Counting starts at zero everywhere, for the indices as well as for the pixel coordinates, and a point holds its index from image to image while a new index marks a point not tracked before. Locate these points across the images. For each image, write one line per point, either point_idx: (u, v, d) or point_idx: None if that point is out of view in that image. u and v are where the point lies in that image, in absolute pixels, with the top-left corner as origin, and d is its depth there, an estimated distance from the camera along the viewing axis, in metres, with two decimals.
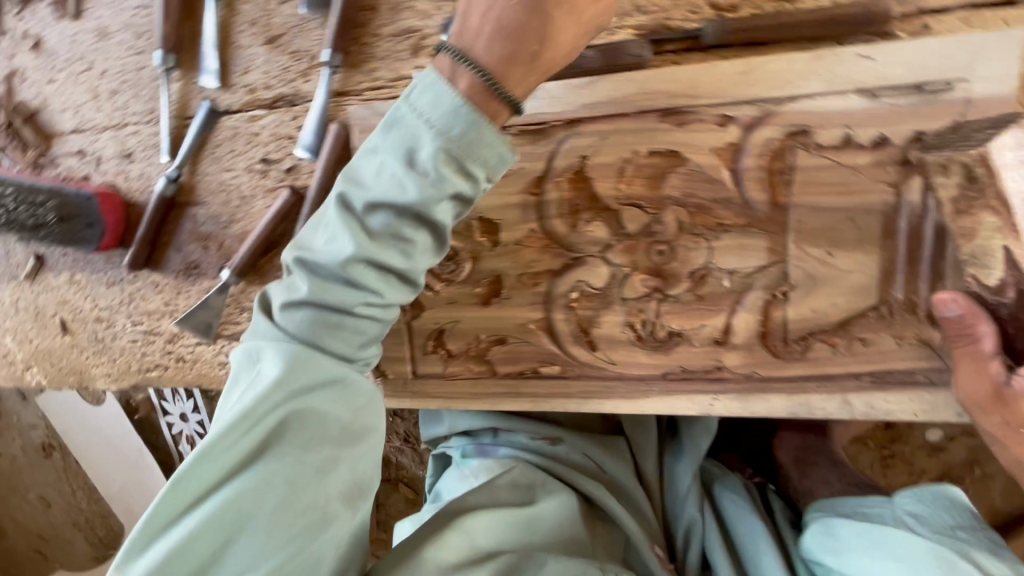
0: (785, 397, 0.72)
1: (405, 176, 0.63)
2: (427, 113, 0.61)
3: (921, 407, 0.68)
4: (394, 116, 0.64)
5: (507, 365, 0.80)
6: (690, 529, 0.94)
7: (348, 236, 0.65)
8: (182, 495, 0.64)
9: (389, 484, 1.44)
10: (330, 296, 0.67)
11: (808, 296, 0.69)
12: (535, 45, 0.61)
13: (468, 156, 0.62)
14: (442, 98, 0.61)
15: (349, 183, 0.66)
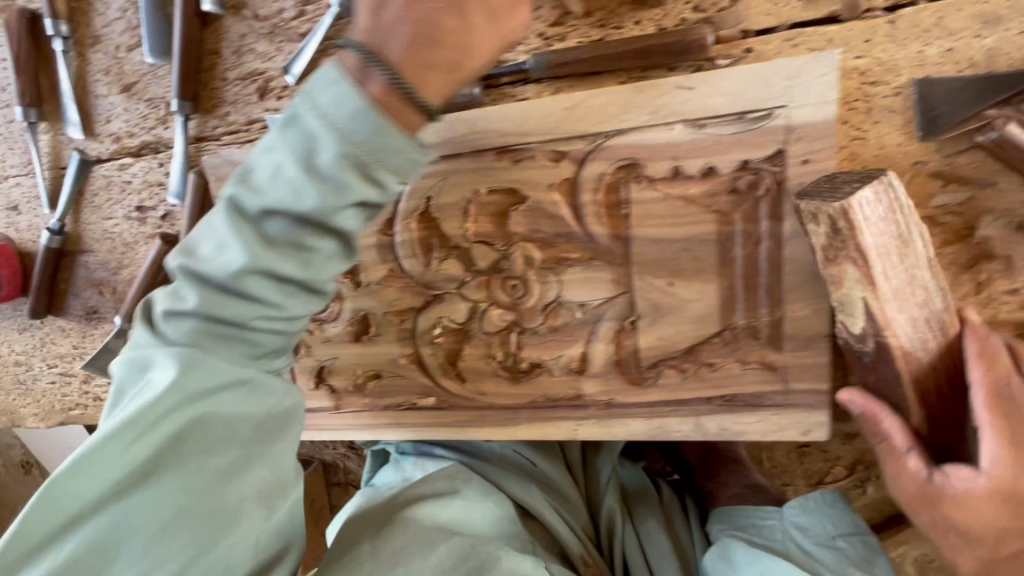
0: (644, 421, 0.73)
1: (301, 179, 0.50)
2: (326, 109, 0.49)
3: (770, 428, 0.69)
4: (290, 117, 0.51)
5: (386, 398, 0.83)
6: (617, 533, 0.88)
7: (237, 241, 0.52)
8: (54, 512, 0.50)
9: (340, 487, 1.49)
10: (223, 309, 0.54)
11: (655, 325, 0.69)
12: (452, 55, 0.48)
13: (377, 161, 0.50)
14: (335, 94, 0.48)
15: (242, 183, 0.53)
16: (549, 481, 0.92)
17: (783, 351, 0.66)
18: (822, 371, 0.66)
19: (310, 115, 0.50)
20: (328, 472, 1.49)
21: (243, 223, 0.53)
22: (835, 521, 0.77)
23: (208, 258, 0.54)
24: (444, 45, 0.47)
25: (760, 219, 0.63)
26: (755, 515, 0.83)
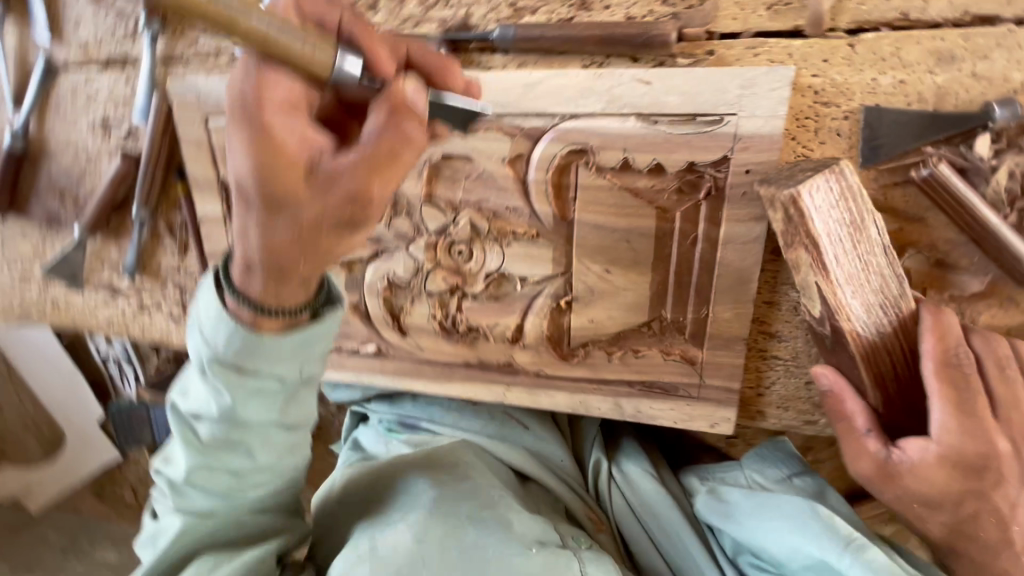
0: (567, 394, 0.77)
1: (209, 382, 0.55)
2: (209, 322, 0.52)
3: (680, 416, 0.74)
4: (189, 318, 0.54)
5: None
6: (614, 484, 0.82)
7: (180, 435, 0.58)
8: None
9: None
10: (192, 441, 0.58)
11: (588, 307, 0.72)
12: (295, 263, 0.49)
13: (256, 357, 0.53)
14: (213, 305, 0.51)
15: (179, 395, 0.59)
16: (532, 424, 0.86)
17: (702, 348, 0.70)
18: (732, 371, 0.70)
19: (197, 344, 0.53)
20: None
21: (177, 408, 0.59)
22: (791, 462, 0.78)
23: (167, 482, 0.60)
24: (300, 265, 0.49)
25: (697, 221, 0.66)
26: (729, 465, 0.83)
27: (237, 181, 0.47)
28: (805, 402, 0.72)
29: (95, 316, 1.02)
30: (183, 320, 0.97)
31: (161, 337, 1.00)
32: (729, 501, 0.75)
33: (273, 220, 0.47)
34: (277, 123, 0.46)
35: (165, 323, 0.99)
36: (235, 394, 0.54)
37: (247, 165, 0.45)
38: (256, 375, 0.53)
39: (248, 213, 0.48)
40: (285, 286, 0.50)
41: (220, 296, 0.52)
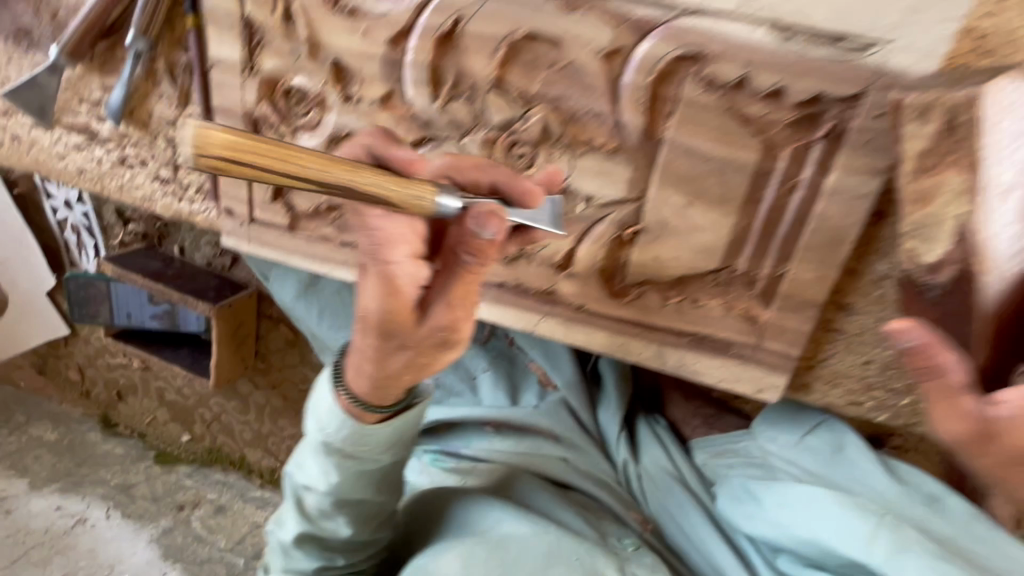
0: (607, 335, 0.71)
1: (319, 463, 0.70)
2: (328, 433, 0.68)
3: (724, 376, 0.69)
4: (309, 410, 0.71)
5: (347, 234, 0.76)
6: (640, 498, 0.94)
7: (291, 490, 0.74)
8: None
9: (270, 322, 1.45)
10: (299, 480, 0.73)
11: (655, 242, 0.65)
12: (405, 376, 0.62)
13: (360, 446, 0.68)
14: (328, 400, 0.67)
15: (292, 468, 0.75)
16: (567, 434, 0.96)
17: (769, 308, 0.65)
18: (795, 337, 0.65)
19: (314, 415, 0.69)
20: (262, 303, 1.43)
21: None
22: (796, 422, 0.81)
23: (280, 543, 0.76)
24: (404, 373, 0.62)
25: (805, 163, 0.58)
26: (732, 437, 0.90)
27: (365, 313, 0.59)
28: (856, 381, 0.68)
29: (62, 163, 0.87)
30: (172, 185, 0.84)
31: (141, 201, 0.87)
32: (743, 492, 0.80)
33: (383, 345, 0.60)
34: (393, 266, 0.56)
35: (149, 184, 0.85)
36: (339, 456, 0.69)
37: (378, 302, 0.57)
38: (356, 457, 0.69)
39: (365, 335, 0.60)
40: (400, 376, 0.62)
41: (334, 393, 0.67)
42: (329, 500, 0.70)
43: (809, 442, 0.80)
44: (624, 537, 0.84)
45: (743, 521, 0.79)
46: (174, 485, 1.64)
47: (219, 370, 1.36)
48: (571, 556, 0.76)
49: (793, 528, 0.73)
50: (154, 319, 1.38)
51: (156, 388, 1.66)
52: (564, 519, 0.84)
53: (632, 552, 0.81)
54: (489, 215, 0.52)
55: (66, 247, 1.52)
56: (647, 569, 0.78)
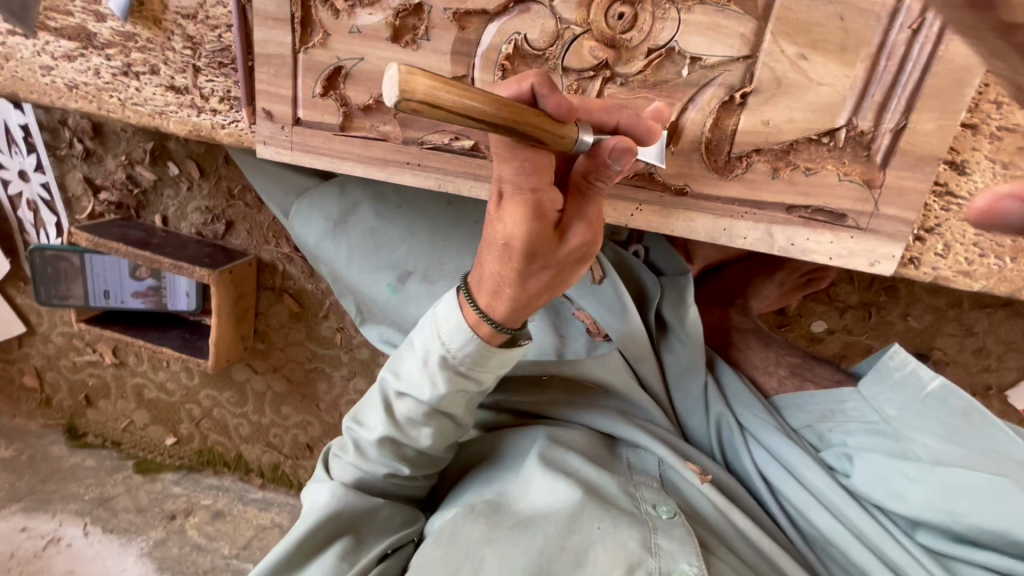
0: (711, 219, 0.66)
1: (425, 374, 0.69)
2: (439, 338, 0.66)
3: (837, 252, 0.65)
4: (424, 321, 0.69)
5: (411, 130, 0.67)
6: (738, 456, 0.86)
7: (386, 391, 0.74)
8: (308, 514, 0.76)
9: (271, 294, 1.31)
10: (399, 387, 0.72)
11: (766, 104, 0.61)
12: (541, 296, 0.61)
13: (472, 367, 0.67)
14: (455, 314, 0.64)
15: (390, 370, 0.75)
16: (621, 389, 0.91)
17: (888, 168, 0.61)
18: (914, 198, 0.62)
19: (430, 326, 0.67)
20: (261, 274, 1.29)
21: (387, 382, 0.74)
22: (912, 387, 0.74)
23: (357, 439, 0.78)
24: (537, 295, 0.61)
25: None
26: (832, 399, 0.83)
27: (507, 242, 0.55)
28: (966, 247, 0.67)
29: (47, 77, 0.74)
30: (189, 94, 0.72)
31: (148, 119, 0.74)
32: (885, 470, 0.73)
33: (526, 269, 0.57)
34: (541, 193, 0.52)
35: (159, 96, 0.73)
36: (449, 377, 0.67)
37: (524, 230, 0.53)
38: (468, 376, 0.68)
39: (507, 264, 0.57)
40: (534, 293, 0.60)
41: (461, 308, 0.64)
42: (422, 409, 0.71)
43: (929, 406, 0.73)
44: (659, 502, 0.74)
45: (887, 499, 0.73)
46: (161, 494, 1.45)
47: (218, 347, 1.21)
48: (597, 529, 0.67)
49: (947, 501, 0.68)
50: (137, 297, 1.22)
51: (133, 387, 1.47)
52: (628, 493, 0.75)
53: (667, 522, 0.70)
54: (628, 150, 0.53)
55: (19, 228, 1.33)
56: (674, 540, 0.67)
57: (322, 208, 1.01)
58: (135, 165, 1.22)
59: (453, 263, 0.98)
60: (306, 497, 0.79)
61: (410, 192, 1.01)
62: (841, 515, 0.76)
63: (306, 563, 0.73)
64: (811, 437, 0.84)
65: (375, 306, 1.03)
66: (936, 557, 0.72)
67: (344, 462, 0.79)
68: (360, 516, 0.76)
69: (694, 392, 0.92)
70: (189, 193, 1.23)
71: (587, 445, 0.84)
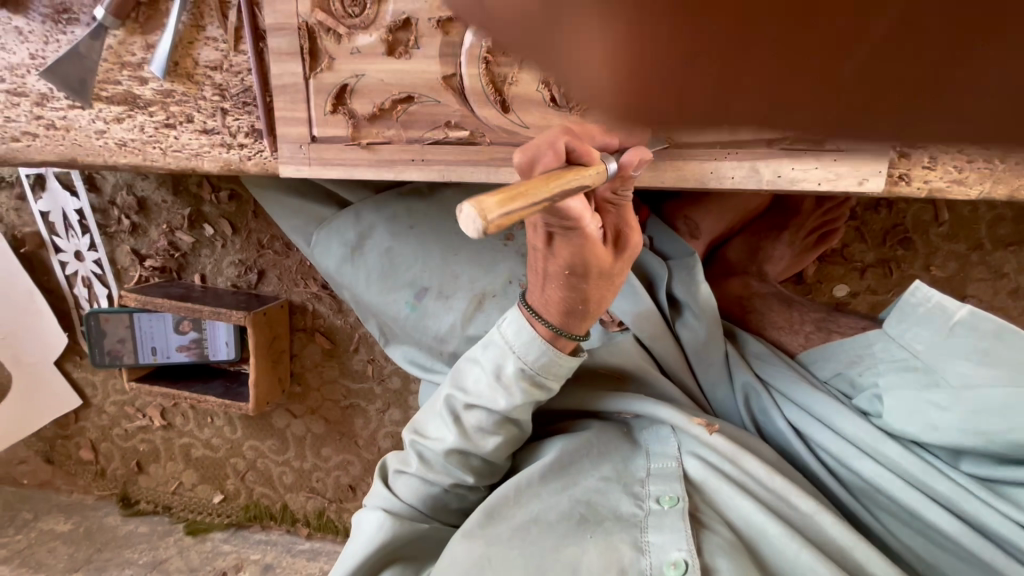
0: (697, 165, 0.70)
1: (498, 386, 0.76)
2: (512, 344, 0.75)
3: (825, 177, 0.68)
4: (491, 338, 0.78)
5: (411, 129, 0.75)
6: (769, 416, 0.86)
7: (458, 405, 0.80)
8: (362, 532, 0.80)
9: (304, 334, 1.37)
10: (472, 401, 0.79)
11: None
12: (599, 303, 0.72)
13: (543, 373, 0.76)
14: (526, 328, 0.74)
15: (455, 386, 0.81)
16: (636, 371, 0.90)
17: None
18: None
19: (501, 342, 0.76)
20: (294, 316, 1.36)
21: (456, 397, 0.80)
22: (939, 319, 0.71)
23: (423, 452, 0.82)
24: (600, 303, 0.72)
25: None
26: (857, 343, 0.82)
27: (570, 271, 0.66)
28: None
29: (100, 140, 0.85)
30: (219, 134, 0.83)
31: (185, 162, 0.85)
32: (913, 401, 0.71)
33: (592, 283, 0.68)
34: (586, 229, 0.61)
35: (194, 140, 0.83)
36: (525, 387, 0.76)
37: (581, 255, 0.64)
38: (539, 382, 0.76)
39: (575, 287, 0.68)
40: (598, 302, 0.72)
41: (533, 328, 0.74)
42: (493, 417, 0.78)
43: (961, 333, 0.70)
44: (665, 490, 0.75)
45: (921, 431, 0.71)
46: (212, 552, 1.47)
47: (257, 389, 1.27)
48: (586, 537, 0.70)
49: (974, 422, 0.66)
50: (182, 350, 1.30)
51: (180, 447, 1.52)
52: (641, 493, 0.75)
53: (662, 513, 0.72)
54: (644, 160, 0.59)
55: (76, 304, 1.45)
56: (664, 530, 0.69)
57: (339, 236, 1.04)
58: (175, 231, 1.34)
59: (467, 274, 1.00)
60: (358, 523, 0.83)
61: (421, 210, 1.02)
62: (883, 457, 0.74)
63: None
64: (843, 385, 0.83)
65: (396, 324, 1.05)
66: (982, 482, 0.70)
67: (407, 475, 0.83)
68: (407, 541, 0.80)
69: (715, 364, 0.91)
70: (223, 250, 1.34)
71: (599, 440, 0.83)
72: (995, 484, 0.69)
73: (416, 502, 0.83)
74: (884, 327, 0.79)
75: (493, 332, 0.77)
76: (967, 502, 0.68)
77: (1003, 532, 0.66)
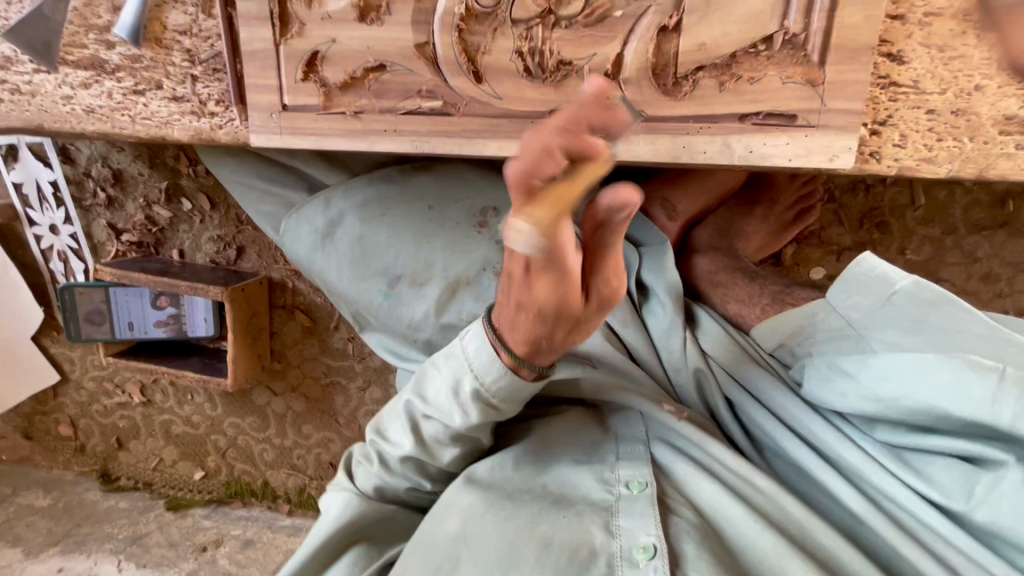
0: (670, 140, 0.70)
1: (451, 403, 0.73)
2: (469, 360, 0.71)
3: (796, 153, 0.68)
4: (451, 350, 0.74)
5: (384, 99, 0.74)
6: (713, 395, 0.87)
7: (413, 412, 0.78)
8: (321, 518, 0.82)
9: (284, 312, 1.37)
10: (429, 412, 0.76)
11: (701, 22, 0.66)
12: (569, 322, 0.66)
13: (499, 397, 0.72)
14: (483, 347, 0.70)
15: (415, 393, 0.78)
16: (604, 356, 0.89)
17: (826, 65, 0.65)
18: (858, 90, 0.66)
19: (461, 359, 0.72)
20: (273, 293, 1.35)
21: (414, 403, 0.78)
22: (878, 289, 0.69)
23: (380, 452, 0.82)
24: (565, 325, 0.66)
25: None
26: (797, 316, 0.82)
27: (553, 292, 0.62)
28: (923, 134, 0.69)
29: (67, 106, 0.83)
30: (189, 101, 0.81)
31: (155, 130, 0.83)
32: (829, 370, 0.73)
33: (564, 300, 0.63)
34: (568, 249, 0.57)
35: (164, 107, 0.82)
36: (482, 409, 0.72)
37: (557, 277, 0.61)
38: (498, 405, 0.73)
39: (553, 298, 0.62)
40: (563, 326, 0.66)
41: (495, 352, 0.70)
42: (446, 431, 0.76)
43: (894, 305, 0.68)
44: (635, 475, 0.75)
45: (830, 400, 0.72)
46: (192, 528, 1.47)
47: (236, 367, 1.27)
48: (559, 515, 0.71)
49: (874, 389, 0.66)
50: (159, 326, 1.29)
51: (160, 424, 1.52)
52: (607, 476, 0.76)
53: (632, 497, 0.72)
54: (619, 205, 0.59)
55: (51, 278, 1.43)
56: (634, 516, 0.70)
57: (309, 221, 1.03)
58: (152, 205, 1.32)
59: (440, 262, 1.01)
60: (324, 509, 0.82)
61: (393, 196, 1.04)
62: (806, 429, 0.77)
63: (325, 571, 0.78)
64: (783, 356, 0.83)
65: (371, 312, 1.06)
66: (892, 452, 0.70)
67: (366, 471, 0.83)
68: (371, 522, 0.82)
69: (675, 347, 0.88)
70: (202, 225, 1.33)
71: (571, 426, 0.86)
72: (904, 454, 0.70)
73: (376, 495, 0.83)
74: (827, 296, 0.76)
75: (455, 348, 0.73)
76: (874, 473, 0.70)
77: (902, 500, 0.67)
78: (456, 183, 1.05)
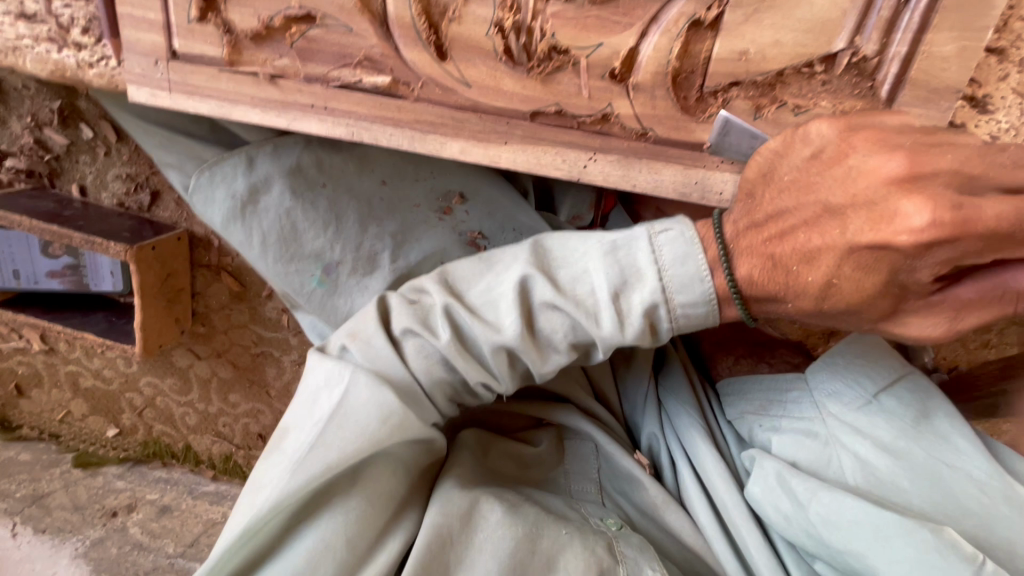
0: (679, 171, 0.58)
1: (604, 304, 0.54)
2: (664, 262, 0.52)
3: None
4: (628, 244, 0.54)
5: (313, 65, 0.57)
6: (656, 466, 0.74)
7: (539, 296, 0.55)
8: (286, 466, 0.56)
9: (208, 272, 1.19)
10: (573, 303, 0.54)
11: (746, 23, 0.52)
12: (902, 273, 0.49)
13: (673, 323, 0.54)
14: (693, 258, 0.52)
15: (542, 272, 0.56)
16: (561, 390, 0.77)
17: (895, 103, 0.52)
18: None
19: (645, 260, 0.53)
20: (194, 251, 1.17)
21: (541, 281, 0.55)
22: (867, 383, 0.64)
23: (454, 317, 0.58)
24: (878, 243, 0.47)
25: None
26: (774, 388, 0.70)
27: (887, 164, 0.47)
28: None
29: None
30: (44, 23, 0.59)
31: None
32: (776, 482, 0.61)
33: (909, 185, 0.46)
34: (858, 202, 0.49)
35: (9, 25, 0.60)
36: (643, 330, 0.54)
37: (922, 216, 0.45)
38: (666, 327, 0.54)
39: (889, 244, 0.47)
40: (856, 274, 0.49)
41: (710, 272, 0.52)
42: (582, 334, 0.56)
43: (885, 407, 0.62)
44: (605, 514, 0.65)
45: (775, 519, 0.61)
46: (102, 489, 1.34)
47: (145, 333, 1.09)
48: (560, 530, 0.58)
49: (819, 530, 0.56)
50: (53, 277, 1.10)
51: (66, 375, 1.35)
52: (580, 511, 0.65)
53: (621, 533, 0.62)
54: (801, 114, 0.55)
55: None
56: (636, 548, 0.59)
57: (223, 178, 0.79)
58: (42, 127, 1.06)
59: (388, 252, 0.82)
60: (334, 404, 0.57)
61: (335, 166, 0.80)
62: (736, 537, 0.64)
63: (284, 545, 0.54)
64: (740, 433, 0.72)
65: (296, 298, 0.85)
66: None
67: (415, 334, 0.58)
68: (345, 485, 0.56)
69: (640, 391, 0.79)
70: (107, 159, 1.09)
71: (539, 455, 0.74)
72: None
73: (415, 379, 0.59)
74: (805, 375, 0.68)
75: (639, 241, 0.54)
76: None
77: None
78: (421, 157, 0.84)
